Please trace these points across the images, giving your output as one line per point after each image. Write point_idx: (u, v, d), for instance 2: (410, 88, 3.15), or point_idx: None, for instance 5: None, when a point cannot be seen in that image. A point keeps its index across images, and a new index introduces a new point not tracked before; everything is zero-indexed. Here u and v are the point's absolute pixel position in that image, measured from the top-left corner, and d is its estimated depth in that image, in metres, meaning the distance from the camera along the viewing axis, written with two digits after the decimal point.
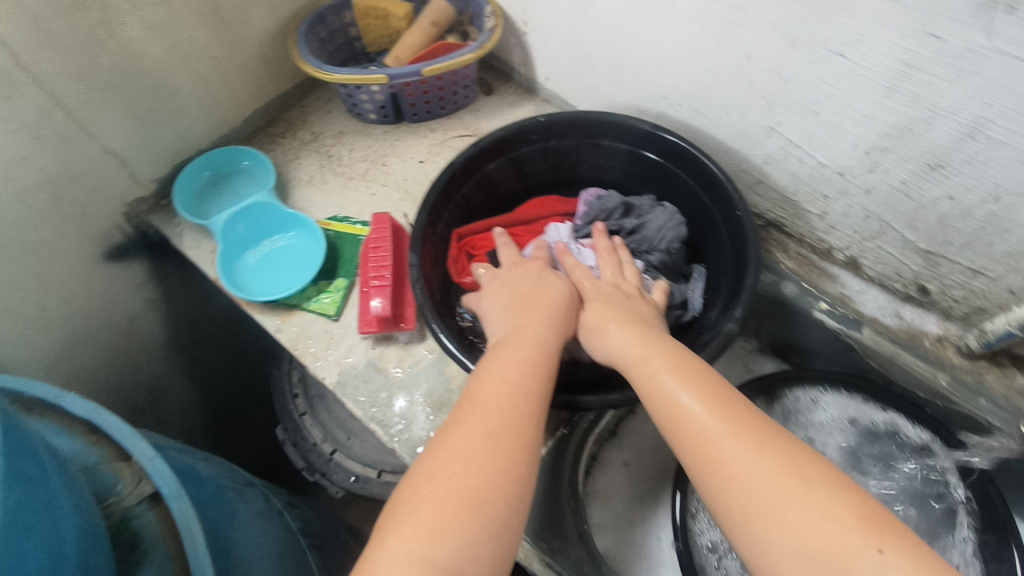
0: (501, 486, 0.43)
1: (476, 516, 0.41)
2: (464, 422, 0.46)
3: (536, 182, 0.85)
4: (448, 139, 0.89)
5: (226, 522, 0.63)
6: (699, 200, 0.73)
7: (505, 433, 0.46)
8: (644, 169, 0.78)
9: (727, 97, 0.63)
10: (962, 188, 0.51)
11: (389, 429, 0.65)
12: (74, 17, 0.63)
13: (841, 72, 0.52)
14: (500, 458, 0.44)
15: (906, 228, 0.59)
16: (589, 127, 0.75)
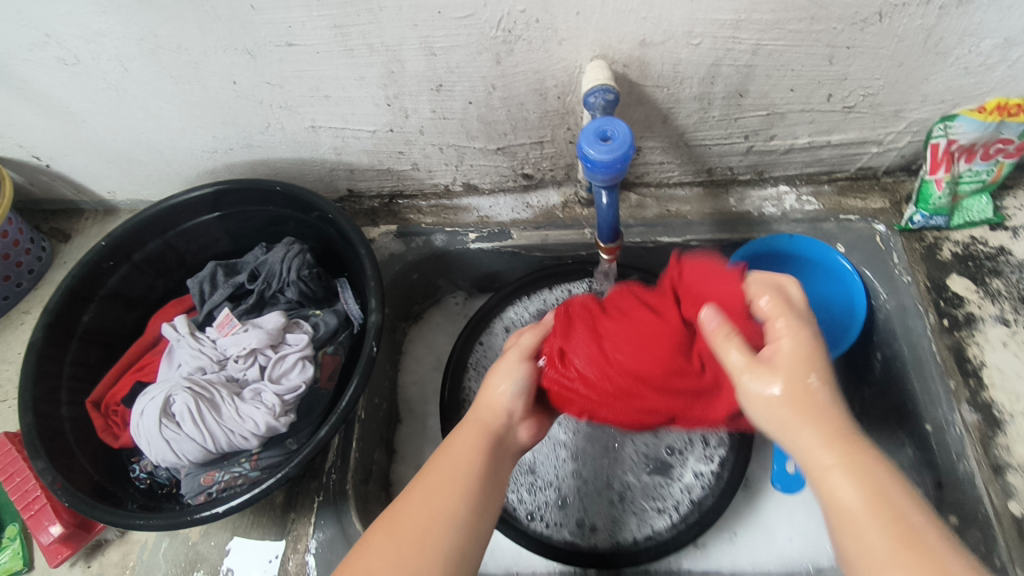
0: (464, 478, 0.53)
1: (443, 513, 0.50)
2: (421, 489, 0.52)
3: (142, 283, 0.78)
4: None
5: None
6: (345, 231, 0.73)
7: (483, 434, 0.57)
8: (267, 215, 0.79)
9: (412, 82, 0.68)
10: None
11: None
12: None
13: None
14: (444, 498, 0.51)
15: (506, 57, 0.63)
16: (224, 199, 0.76)
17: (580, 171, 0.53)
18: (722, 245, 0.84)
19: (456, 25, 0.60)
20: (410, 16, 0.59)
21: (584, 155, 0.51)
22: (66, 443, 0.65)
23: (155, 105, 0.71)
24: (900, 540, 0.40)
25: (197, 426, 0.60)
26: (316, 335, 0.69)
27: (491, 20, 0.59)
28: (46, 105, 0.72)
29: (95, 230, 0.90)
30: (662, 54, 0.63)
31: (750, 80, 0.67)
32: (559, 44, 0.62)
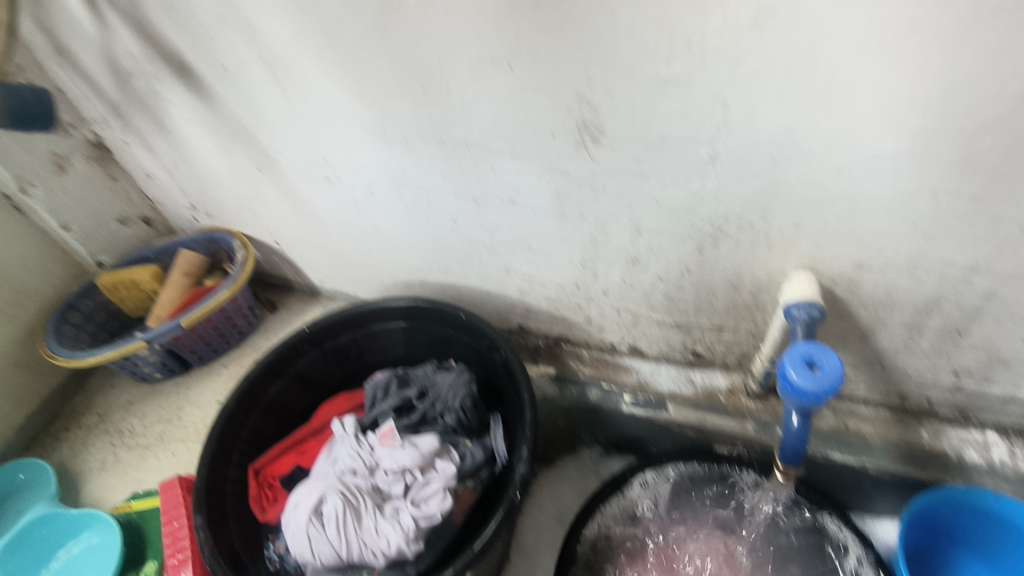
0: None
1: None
2: None
3: (323, 369, 0.86)
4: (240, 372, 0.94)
5: None
6: (513, 370, 0.75)
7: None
8: (444, 334, 0.84)
9: (611, 251, 0.71)
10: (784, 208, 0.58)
11: None
12: (213, 186, 0.88)
13: (653, 145, 0.57)
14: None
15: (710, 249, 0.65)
16: (414, 313, 0.83)
17: (779, 390, 0.51)
18: (906, 480, 0.75)
19: (669, 215, 0.64)
20: (629, 200, 0.64)
21: (784, 376, 0.50)
22: (223, 503, 0.70)
23: (384, 224, 0.82)
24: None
25: (338, 531, 0.62)
26: (461, 465, 0.70)
27: (705, 216, 0.62)
28: (301, 207, 0.85)
29: (297, 307, 1.02)
30: (875, 278, 0.61)
31: (974, 322, 0.62)
32: (766, 249, 0.63)
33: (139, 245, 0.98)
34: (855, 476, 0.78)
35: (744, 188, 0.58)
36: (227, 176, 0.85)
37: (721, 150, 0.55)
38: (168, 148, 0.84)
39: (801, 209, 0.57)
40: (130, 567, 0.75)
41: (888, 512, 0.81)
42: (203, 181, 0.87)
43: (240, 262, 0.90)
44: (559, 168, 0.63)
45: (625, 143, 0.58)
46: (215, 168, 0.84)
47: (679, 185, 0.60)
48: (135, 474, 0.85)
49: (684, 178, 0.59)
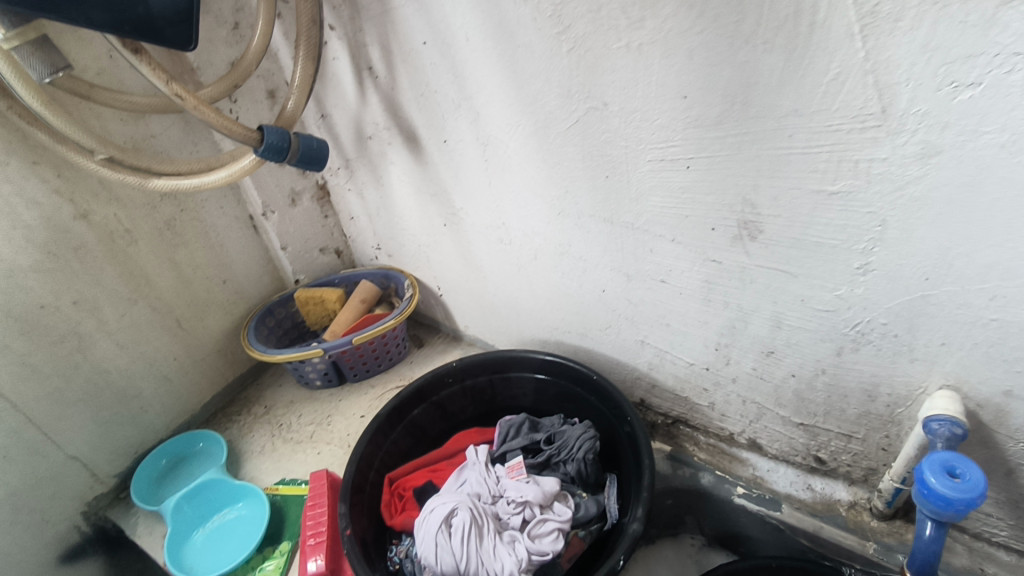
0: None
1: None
2: None
3: (460, 403, 0.96)
4: (384, 392, 1.07)
5: None
6: (635, 437, 0.79)
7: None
8: (573, 393, 0.91)
9: (747, 341, 0.76)
10: (929, 327, 0.61)
11: None
12: (402, 232, 1.05)
13: (806, 247, 0.63)
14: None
15: (847, 353, 0.69)
16: (549, 368, 0.91)
17: (913, 492, 0.53)
18: None
19: (810, 313, 0.68)
20: (774, 295, 0.70)
21: (920, 479, 0.52)
22: (363, 501, 0.79)
23: (537, 284, 0.93)
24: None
25: (461, 543, 0.68)
26: (575, 514, 0.75)
27: (847, 321, 0.66)
28: (469, 260, 1.00)
29: (440, 348, 1.15)
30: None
31: None
32: (906, 361, 0.65)
33: (328, 271, 1.18)
34: None
35: (892, 300, 0.62)
36: (416, 226, 1.02)
37: (873, 261, 0.60)
38: (376, 197, 1.03)
39: (948, 327, 0.60)
40: (269, 542, 0.85)
41: None
42: (395, 226, 1.05)
43: (407, 298, 1.05)
44: (712, 256, 0.71)
45: (779, 240, 0.65)
46: (408, 218, 1.01)
47: (824, 286, 0.65)
48: (287, 461, 0.98)
49: (831, 281, 0.64)
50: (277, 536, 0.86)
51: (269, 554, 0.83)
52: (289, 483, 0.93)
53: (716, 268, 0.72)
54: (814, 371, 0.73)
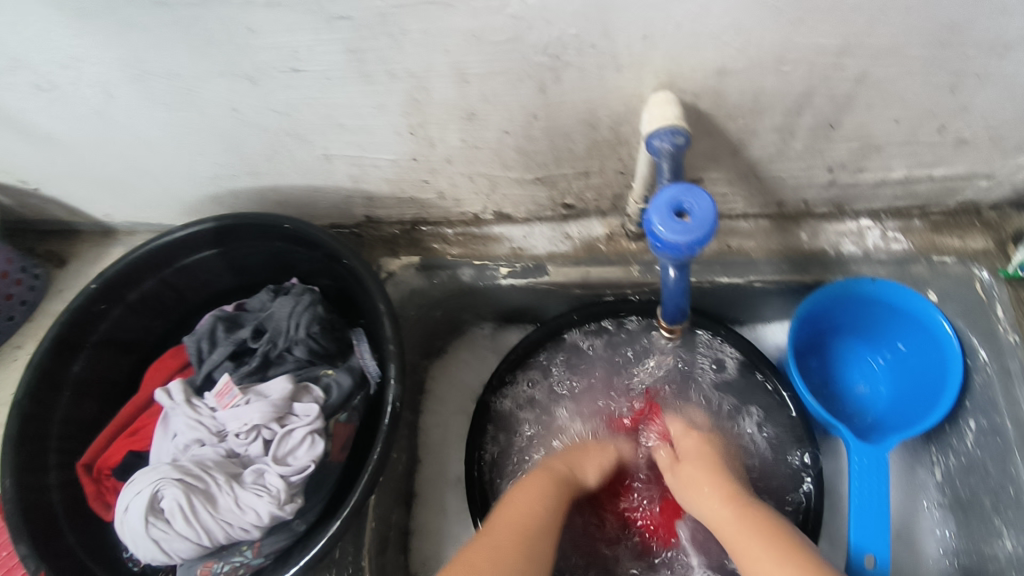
0: (540, 534, 0.59)
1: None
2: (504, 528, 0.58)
3: (140, 324, 0.71)
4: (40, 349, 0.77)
5: None
6: (363, 280, 0.64)
7: (555, 484, 0.64)
8: (275, 252, 0.70)
9: (439, 112, 0.57)
10: (625, 21, 0.46)
11: None
12: None
13: None
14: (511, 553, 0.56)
15: (550, 85, 0.53)
16: (227, 236, 0.67)
17: (655, 251, 0.42)
18: (790, 286, 0.73)
19: (490, 51, 0.50)
20: (440, 40, 0.49)
21: (653, 233, 0.41)
22: (51, 518, 0.58)
23: (143, 132, 0.62)
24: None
25: (189, 523, 0.52)
26: (328, 400, 0.60)
27: (534, 45, 0.49)
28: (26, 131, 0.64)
29: (92, 254, 0.82)
30: (740, 83, 0.52)
31: (844, 110, 0.55)
32: (613, 73, 0.51)
33: None
34: (741, 293, 0.76)
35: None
36: None
37: None
38: None
39: (645, 12, 0.45)
40: None
41: (777, 315, 0.81)
42: None
43: None
44: (334, 11, 0.46)
45: None
46: None
47: (490, 6, 0.45)
48: None
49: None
50: None
51: None
52: None
53: (351, 28, 0.48)
54: (524, 119, 0.57)
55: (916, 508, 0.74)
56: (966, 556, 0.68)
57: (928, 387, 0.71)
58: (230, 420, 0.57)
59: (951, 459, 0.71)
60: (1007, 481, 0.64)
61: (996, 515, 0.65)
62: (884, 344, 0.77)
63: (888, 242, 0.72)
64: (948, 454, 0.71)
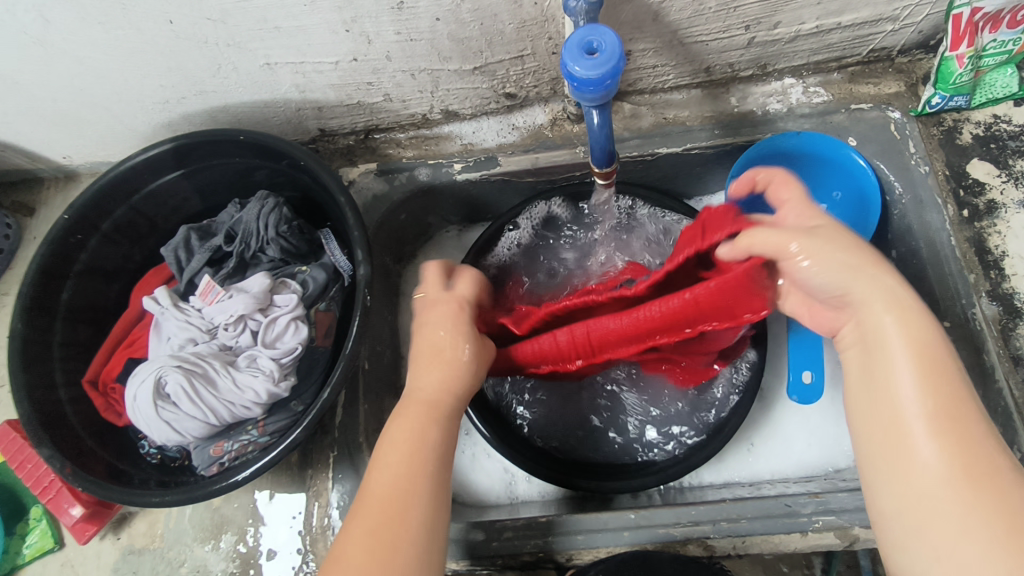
0: (428, 451, 0.52)
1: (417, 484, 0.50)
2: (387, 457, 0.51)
3: (116, 253, 0.74)
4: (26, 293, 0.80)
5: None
6: (321, 178, 0.67)
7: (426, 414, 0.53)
8: (235, 167, 0.73)
9: (369, 6, 0.60)
10: None
11: None
12: None
13: None
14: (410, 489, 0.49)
15: None
16: (186, 155, 0.70)
17: (581, 88, 0.46)
18: (724, 148, 0.79)
19: None
20: None
21: (574, 73, 0.45)
22: (69, 426, 0.63)
23: (87, 58, 0.64)
24: (953, 453, 0.44)
25: (195, 403, 0.56)
26: (306, 293, 0.65)
27: None
28: None
29: (60, 200, 0.85)
30: None
31: None
32: None
33: None
34: (681, 163, 0.81)
35: None
36: None
37: None
38: None
39: None
40: (14, 520, 0.70)
41: (718, 184, 0.87)
42: None
43: None
44: None
45: None
46: None
47: None
48: None
49: None
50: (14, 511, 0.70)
51: (25, 528, 0.70)
52: None
53: None
54: (451, 1, 0.61)
55: None
56: None
57: (854, 223, 0.77)
58: (218, 315, 0.62)
59: None
60: (922, 296, 0.71)
61: None
62: None
63: (809, 96, 0.77)
64: None
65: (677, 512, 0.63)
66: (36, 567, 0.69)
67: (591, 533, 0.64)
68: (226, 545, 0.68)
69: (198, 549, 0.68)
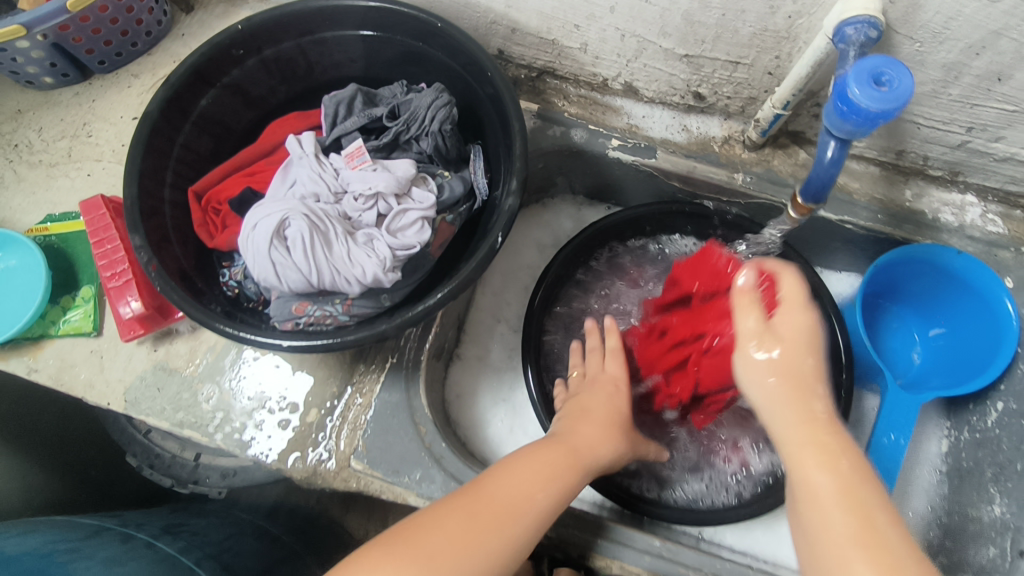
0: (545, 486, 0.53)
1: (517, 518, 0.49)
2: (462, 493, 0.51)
3: (264, 83, 0.72)
4: (156, 82, 0.78)
5: (147, 404, 0.66)
6: (496, 93, 0.64)
7: (612, 441, 0.61)
8: (412, 50, 0.70)
9: None
10: None
11: (203, 426, 0.65)
12: None
13: None
14: (474, 511, 0.48)
15: None
16: (373, 20, 0.67)
17: (828, 108, 0.45)
18: (875, 236, 0.76)
19: None
20: None
21: (840, 80, 0.44)
22: (163, 226, 0.61)
23: None
24: (850, 501, 0.41)
25: (306, 257, 0.55)
26: (439, 198, 0.63)
27: None
28: None
29: (220, 9, 0.82)
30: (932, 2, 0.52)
31: (1018, 64, 0.56)
32: None
33: None
34: (825, 232, 0.79)
35: None
36: None
37: None
38: None
39: None
40: (62, 291, 0.69)
41: (847, 266, 0.84)
42: None
43: None
44: None
45: None
46: None
47: None
48: (50, 194, 0.73)
49: None
50: (62, 288, 0.69)
51: (70, 303, 0.68)
52: (66, 216, 0.71)
53: None
54: None
55: (916, 470, 0.78)
56: (948, 517, 0.74)
57: (968, 364, 0.74)
58: (352, 183, 0.61)
59: (965, 432, 0.75)
60: (1015, 458, 0.68)
61: (993, 484, 0.70)
62: (935, 320, 0.80)
63: (982, 221, 0.74)
64: (964, 428, 0.75)
65: (702, 559, 0.63)
66: (65, 344, 0.68)
67: (615, 543, 0.63)
68: (254, 400, 0.66)
69: (227, 389, 0.66)
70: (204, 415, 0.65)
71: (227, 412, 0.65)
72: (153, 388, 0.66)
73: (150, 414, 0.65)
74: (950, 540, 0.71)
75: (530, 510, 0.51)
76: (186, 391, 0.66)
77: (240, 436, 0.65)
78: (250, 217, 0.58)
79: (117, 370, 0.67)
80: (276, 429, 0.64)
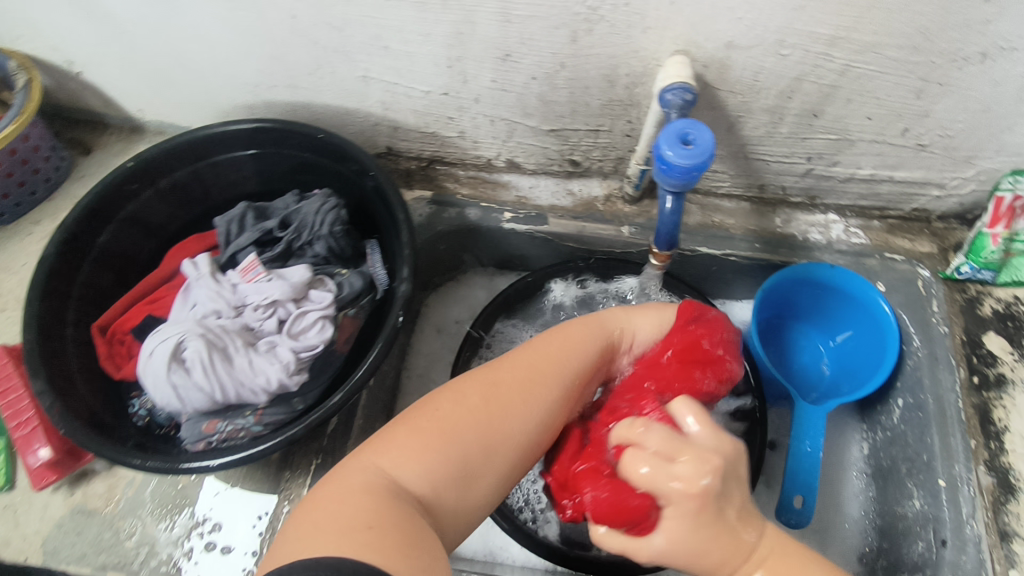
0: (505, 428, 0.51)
1: (464, 444, 0.49)
2: (411, 425, 0.49)
3: (162, 212, 0.75)
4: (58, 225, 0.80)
5: (67, 552, 0.64)
6: (380, 190, 0.68)
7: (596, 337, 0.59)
8: (301, 161, 0.75)
9: (475, 49, 0.64)
10: None
11: (127, 564, 0.63)
12: None
13: None
14: (499, 414, 0.51)
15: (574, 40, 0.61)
16: (259, 139, 0.72)
17: (653, 169, 0.51)
18: (757, 262, 0.82)
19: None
20: None
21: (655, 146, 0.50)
22: (66, 366, 0.62)
23: (200, 33, 0.68)
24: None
25: (205, 374, 0.58)
26: (339, 295, 0.66)
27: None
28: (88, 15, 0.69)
29: (118, 147, 0.86)
30: (736, 63, 0.61)
31: (825, 101, 0.64)
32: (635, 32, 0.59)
33: None
34: (716, 267, 0.84)
35: None
36: None
37: None
38: None
39: None
40: None
41: (744, 293, 0.90)
42: None
43: (21, 89, 0.72)
44: None
45: None
46: None
47: None
48: None
49: None
50: None
51: None
52: None
53: None
54: (553, 63, 0.65)
55: (845, 476, 0.81)
56: (880, 518, 0.76)
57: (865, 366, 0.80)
58: (249, 296, 0.64)
59: (879, 432, 0.79)
60: (921, 450, 0.72)
61: (909, 479, 0.73)
62: (835, 329, 0.85)
63: (846, 235, 0.81)
64: (878, 429, 0.80)
65: None
66: None
67: None
68: (180, 527, 0.65)
69: (150, 521, 0.65)
70: (128, 553, 0.63)
71: (151, 545, 0.64)
72: (72, 534, 0.64)
73: (70, 561, 0.63)
74: (885, 541, 0.74)
75: (540, 406, 0.53)
76: (106, 530, 0.64)
77: (167, 567, 0.63)
78: (149, 346, 0.61)
79: (33, 522, 0.65)
80: (204, 553, 0.64)
